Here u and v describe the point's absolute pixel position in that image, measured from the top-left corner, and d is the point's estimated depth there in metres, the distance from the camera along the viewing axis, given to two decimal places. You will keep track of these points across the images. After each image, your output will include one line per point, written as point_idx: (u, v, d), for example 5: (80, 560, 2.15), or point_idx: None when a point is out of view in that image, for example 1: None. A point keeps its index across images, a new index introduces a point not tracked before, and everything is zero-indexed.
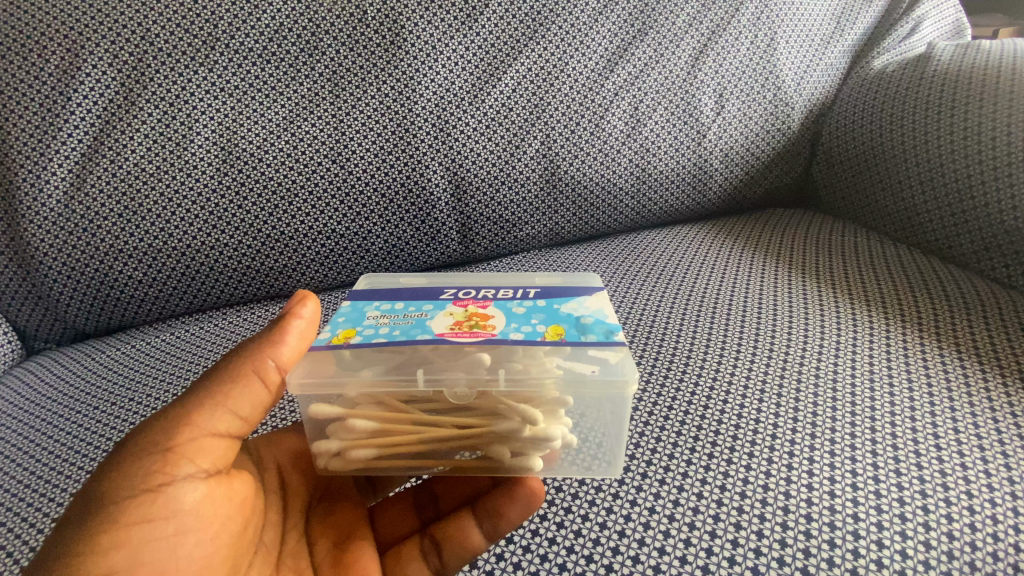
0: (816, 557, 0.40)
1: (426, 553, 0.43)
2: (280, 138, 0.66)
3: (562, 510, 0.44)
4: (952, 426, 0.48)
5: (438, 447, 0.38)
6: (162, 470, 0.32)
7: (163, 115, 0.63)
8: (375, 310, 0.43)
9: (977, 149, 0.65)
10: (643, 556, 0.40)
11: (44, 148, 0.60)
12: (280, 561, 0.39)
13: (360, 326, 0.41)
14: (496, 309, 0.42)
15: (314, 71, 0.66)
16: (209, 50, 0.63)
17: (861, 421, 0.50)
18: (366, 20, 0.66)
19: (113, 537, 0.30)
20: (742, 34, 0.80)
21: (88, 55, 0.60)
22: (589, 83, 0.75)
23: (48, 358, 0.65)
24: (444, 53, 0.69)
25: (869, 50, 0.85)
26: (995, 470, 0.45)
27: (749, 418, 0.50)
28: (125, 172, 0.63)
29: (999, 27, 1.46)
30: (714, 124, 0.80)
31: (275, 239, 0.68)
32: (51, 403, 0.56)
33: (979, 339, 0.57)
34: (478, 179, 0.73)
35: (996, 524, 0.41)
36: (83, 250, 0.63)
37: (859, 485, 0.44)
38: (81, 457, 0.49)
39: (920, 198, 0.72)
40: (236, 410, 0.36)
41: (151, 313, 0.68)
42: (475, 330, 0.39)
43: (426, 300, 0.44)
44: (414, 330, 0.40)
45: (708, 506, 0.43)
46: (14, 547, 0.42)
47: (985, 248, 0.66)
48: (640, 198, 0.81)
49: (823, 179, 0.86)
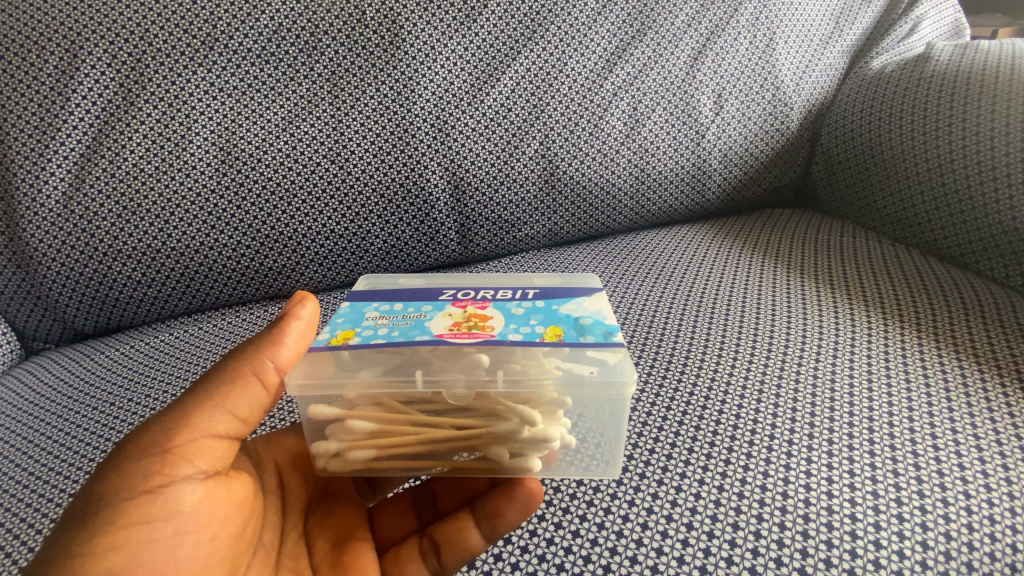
0: (814, 557, 0.40)
1: (424, 554, 0.43)
2: (279, 138, 0.66)
3: (561, 511, 0.44)
4: (951, 426, 0.49)
5: (437, 448, 0.38)
6: (161, 471, 0.32)
7: (162, 115, 0.63)
8: (374, 311, 0.43)
9: (976, 150, 0.66)
10: (642, 557, 0.41)
11: (43, 149, 0.60)
12: (280, 561, 0.39)
13: (360, 327, 0.41)
14: (495, 309, 0.42)
15: (314, 71, 0.66)
16: (208, 51, 0.63)
17: (860, 421, 0.50)
18: (365, 20, 0.66)
19: (112, 538, 0.30)
20: (741, 34, 0.80)
21: (87, 55, 0.60)
22: (588, 83, 0.75)
23: (48, 358, 0.65)
24: (444, 54, 0.69)
25: (868, 50, 0.85)
26: (993, 470, 0.45)
27: (747, 418, 0.50)
28: (125, 172, 0.63)
29: (999, 27, 1.46)
30: (714, 124, 0.80)
31: (275, 239, 0.68)
32: (51, 403, 0.56)
33: (978, 340, 0.57)
34: (478, 180, 0.73)
35: (994, 524, 0.41)
36: (82, 250, 0.63)
37: (858, 485, 0.44)
38: (80, 457, 0.49)
39: (919, 199, 0.72)
40: (236, 411, 0.36)
41: (151, 313, 0.68)
42: (474, 330, 0.39)
43: (426, 301, 0.44)
44: (413, 330, 0.40)
45: (706, 506, 0.43)
46: (14, 547, 0.42)
47: (984, 249, 0.66)
48: (639, 198, 0.81)
49: (822, 179, 0.86)
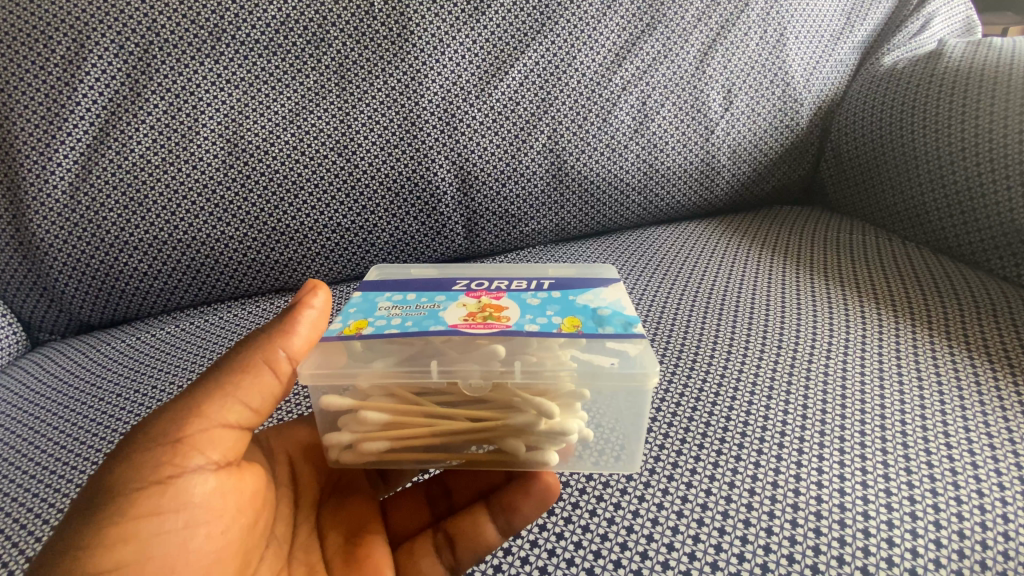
0: (826, 555, 0.40)
1: (438, 548, 0.42)
2: (286, 131, 0.65)
3: (570, 505, 0.43)
4: (963, 425, 0.48)
5: (452, 440, 0.38)
6: (172, 462, 0.32)
7: (169, 106, 0.62)
8: (387, 301, 0.42)
9: (988, 150, 0.65)
10: (651, 552, 0.40)
11: (49, 139, 0.60)
12: (291, 554, 0.39)
13: (372, 317, 0.40)
14: (509, 300, 0.41)
15: (321, 64, 0.65)
16: (215, 41, 0.62)
17: (871, 418, 0.49)
18: (373, 13, 0.66)
19: (121, 530, 0.30)
20: (751, 29, 0.79)
21: (93, 45, 0.59)
22: (597, 77, 0.74)
23: (52, 349, 0.64)
24: (451, 47, 0.69)
25: (878, 46, 0.84)
26: (1006, 469, 0.44)
27: (759, 415, 0.50)
28: (131, 163, 0.62)
29: (1008, 25, 1.46)
30: (722, 120, 0.80)
31: (281, 232, 0.68)
32: (55, 394, 0.56)
33: (989, 339, 0.56)
34: (485, 173, 0.72)
35: (1007, 523, 0.41)
36: (88, 241, 0.62)
37: (870, 483, 0.44)
38: (86, 448, 0.49)
39: (931, 199, 0.71)
40: (247, 401, 0.35)
41: (156, 305, 0.68)
42: (490, 321, 0.38)
43: (438, 292, 0.43)
44: (426, 321, 0.39)
45: (716, 503, 0.43)
46: (20, 537, 0.41)
47: (994, 247, 0.65)
48: (647, 194, 0.80)
49: (831, 176, 0.85)
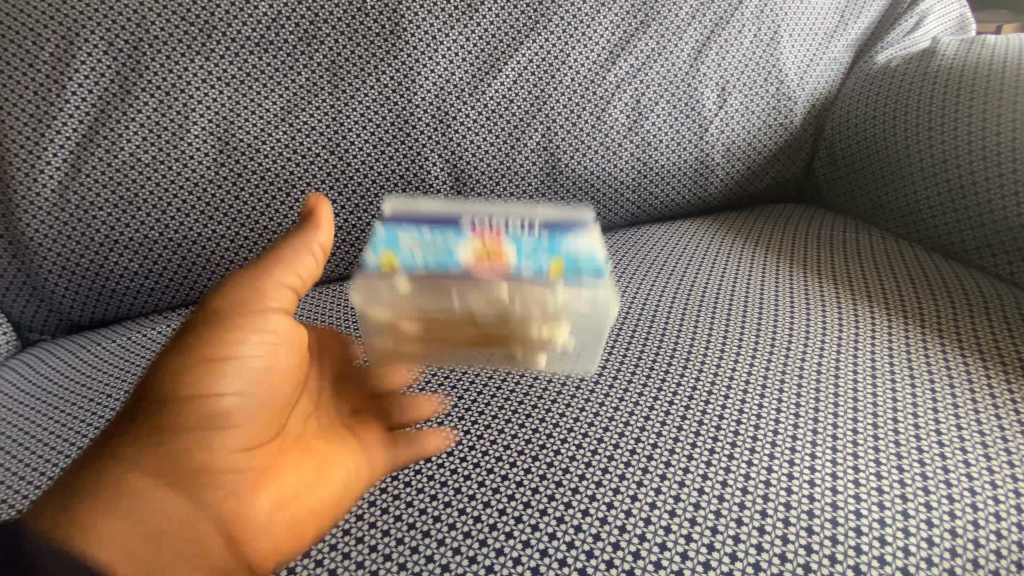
0: (818, 553, 0.40)
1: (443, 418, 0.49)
2: (278, 129, 0.65)
3: (562, 505, 0.43)
4: (955, 424, 0.48)
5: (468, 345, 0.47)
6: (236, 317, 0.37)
7: (159, 104, 0.62)
8: (403, 231, 0.44)
9: (981, 147, 0.65)
10: (644, 552, 0.40)
11: (38, 137, 0.59)
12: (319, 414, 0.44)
13: (394, 251, 0.43)
14: (510, 239, 0.43)
15: (313, 61, 0.65)
16: (206, 38, 0.62)
17: (864, 417, 0.49)
18: (365, 9, 0.65)
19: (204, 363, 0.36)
20: (746, 26, 0.78)
21: (82, 42, 0.59)
22: (591, 75, 0.74)
23: (43, 348, 0.64)
24: (444, 44, 0.68)
25: (872, 44, 0.84)
26: (998, 467, 0.44)
27: (753, 414, 0.50)
28: (121, 161, 0.62)
29: (1002, 22, 1.47)
30: (717, 117, 0.79)
31: (273, 231, 0.67)
32: (45, 395, 0.55)
33: (982, 337, 0.56)
34: (479, 172, 0.73)
35: (997, 521, 0.41)
36: (78, 240, 0.62)
37: (862, 481, 0.44)
38: (75, 448, 0.48)
39: (924, 197, 0.71)
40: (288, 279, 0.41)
41: (148, 304, 0.68)
42: (493, 264, 0.42)
43: (447, 226, 0.45)
44: (441, 259, 0.43)
45: (709, 502, 0.43)
46: None
47: (987, 244, 0.66)
48: (641, 192, 0.80)
49: (825, 175, 0.85)
